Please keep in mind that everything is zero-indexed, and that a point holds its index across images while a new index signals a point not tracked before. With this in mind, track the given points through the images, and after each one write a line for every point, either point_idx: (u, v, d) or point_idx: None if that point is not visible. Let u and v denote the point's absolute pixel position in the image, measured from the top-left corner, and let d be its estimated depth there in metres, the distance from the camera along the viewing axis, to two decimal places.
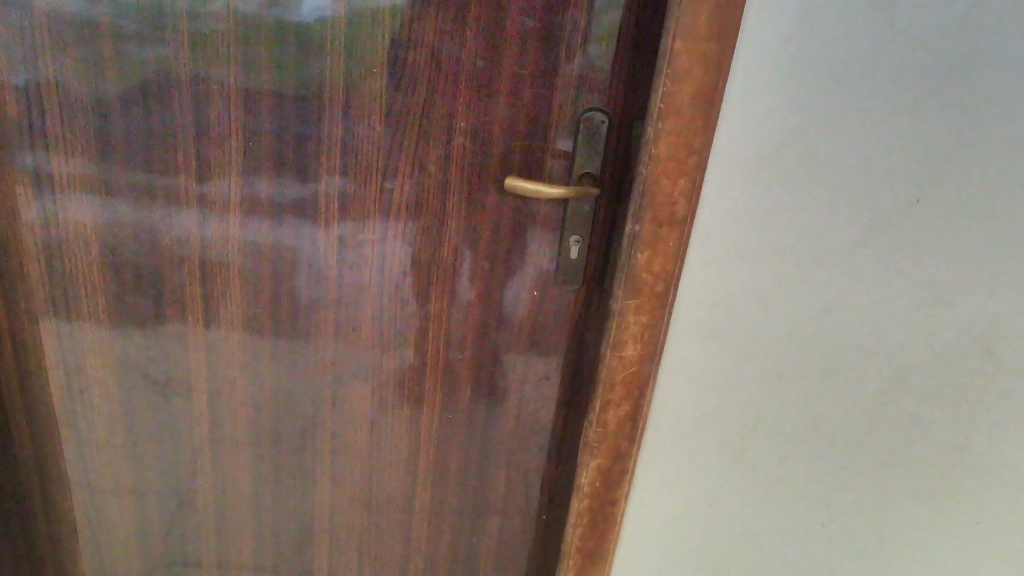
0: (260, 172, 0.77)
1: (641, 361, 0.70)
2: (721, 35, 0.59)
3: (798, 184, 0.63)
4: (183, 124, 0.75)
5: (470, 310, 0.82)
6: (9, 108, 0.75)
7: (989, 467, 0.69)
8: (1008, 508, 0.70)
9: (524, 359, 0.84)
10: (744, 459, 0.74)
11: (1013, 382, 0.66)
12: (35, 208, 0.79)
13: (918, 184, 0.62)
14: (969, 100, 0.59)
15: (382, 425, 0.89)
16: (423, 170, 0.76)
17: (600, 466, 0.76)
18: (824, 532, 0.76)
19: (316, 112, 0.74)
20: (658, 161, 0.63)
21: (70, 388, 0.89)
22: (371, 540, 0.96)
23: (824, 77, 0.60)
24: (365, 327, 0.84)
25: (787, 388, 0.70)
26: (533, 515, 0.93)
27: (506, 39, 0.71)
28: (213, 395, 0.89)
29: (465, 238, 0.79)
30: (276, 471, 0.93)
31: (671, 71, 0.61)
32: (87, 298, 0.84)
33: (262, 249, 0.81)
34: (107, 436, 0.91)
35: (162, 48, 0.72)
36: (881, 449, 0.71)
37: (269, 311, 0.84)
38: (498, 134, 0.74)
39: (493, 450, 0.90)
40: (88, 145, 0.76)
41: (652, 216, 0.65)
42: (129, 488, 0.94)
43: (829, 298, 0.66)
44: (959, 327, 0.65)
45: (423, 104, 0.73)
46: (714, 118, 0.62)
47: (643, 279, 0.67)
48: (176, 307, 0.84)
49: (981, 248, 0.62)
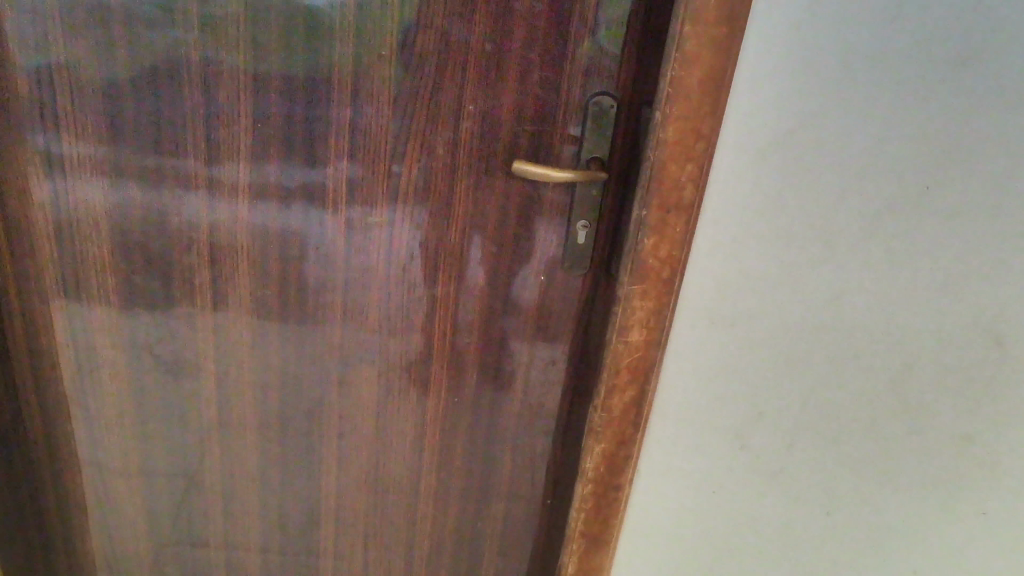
0: (270, 154, 0.77)
1: (648, 344, 0.70)
2: (731, 21, 0.58)
3: (807, 171, 0.63)
4: (194, 107, 0.75)
5: (478, 294, 0.82)
6: (22, 90, 0.75)
7: (986, 453, 0.70)
8: (1004, 492, 0.71)
9: (531, 343, 0.84)
10: (748, 445, 0.74)
11: (1009, 369, 0.67)
12: (46, 189, 0.80)
13: (923, 174, 0.62)
14: (977, 88, 0.59)
15: (388, 408, 0.89)
16: (432, 154, 0.76)
17: (605, 450, 0.75)
18: (826, 518, 0.76)
19: (326, 95, 0.74)
20: (667, 145, 0.62)
21: (80, 369, 0.89)
22: (375, 521, 0.97)
23: (834, 62, 0.60)
24: (373, 310, 0.84)
25: (793, 375, 0.70)
26: (538, 500, 0.94)
27: (515, 24, 0.71)
28: (221, 378, 0.89)
29: (474, 223, 0.79)
30: (284, 453, 0.94)
31: (680, 54, 0.60)
32: (98, 280, 0.84)
33: (270, 231, 0.81)
34: (117, 417, 0.92)
35: (174, 31, 0.73)
36: (886, 437, 0.72)
37: (277, 294, 0.84)
38: (507, 118, 0.74)
39: (498, 434, 0.90)
40: (99, 127, 0.77)
41: (659, 200, 0.64)
42: (138, 468, 0.95)
43: (837, 285, 0.66)
44: (964, 315, 0.66)
45: (433, 87, 0.73)
46: (722, 102, 0.61)
47: (650, 263, 0.66)
48: (186, 291, 0.84)
49: (986, 236, 0.63)
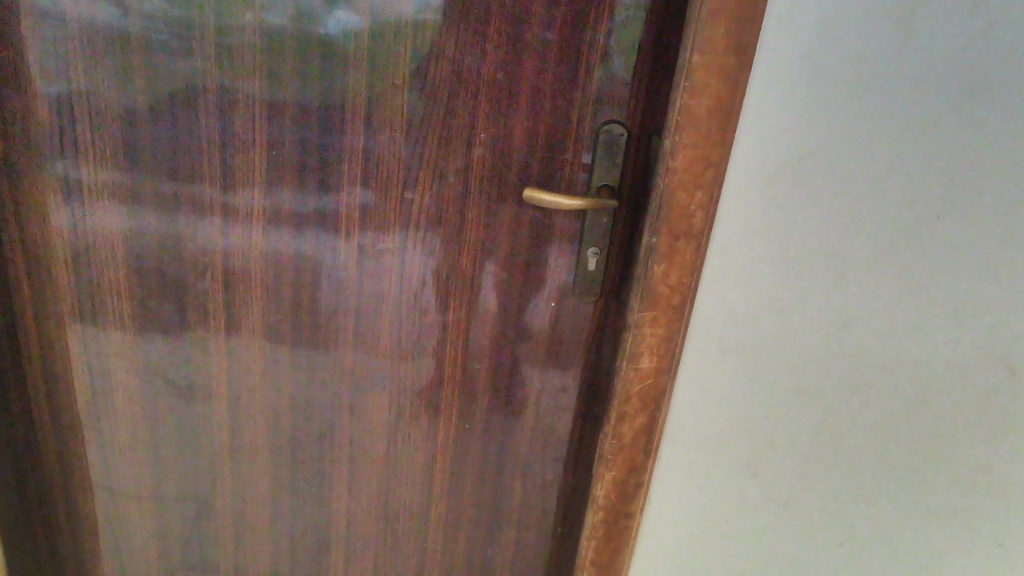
0: (283, 180, 0.78)
1: (659, 369, 0.70)
2: (737, 51, 0.59)
3: (818, 198, 0.63)
4: (210, 134, 0.76)
5: (489, 319, 0.82)
6: (42, 118, 0.77)
7: (1000, 485, 0.69)
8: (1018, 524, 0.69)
9: (542, 369, 0.84)
10: (760, 473, 0.73)
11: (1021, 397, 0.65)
12: (64, 215, 0.81)
13: (932, 202, 0.61)
14: (991, 114, 0.59)
15: (399, 433, 0.89)
16: (444, 181, 0.77)
17: (616, 473, 0.75)
18: (838, 549, 0.75)
19: (339, 122, 0.75)
20: (676, 173, 0.63)
21: (95, 393, 0.90)
22: (385, 548, 0.97)
23: (845, 88, 0.60)
24: (384, 336, 0.85)
25: (805, 404, 0.70)
26: (549, 527, 0.93)
27: (526, 52, 0.71)
28: (233, 402, 0.90)
29: (486, 249, 0.79)
30: (295, 478, 0.94)
31: (688, 84, 0.61)
32: (114, 304, 0.85)
33: (283, 257, 0.82)
34: (130, 439, 0.92)
35: (192, 60, 0.74)
36: (901, 466, 0.71)
37: (290, 319, 0.85)
38: (518, 145, 0.75)
39: (509, 460, 0.90)
40: (117, 154, 0.78)
41: (669, 227, 0.65)
42: (150, 491, 0.95)
43: (849, 312, 0.66)
44: (980, 344, 0.65)
45: (445, 115, 0.74)
46: (731, 131, 0.61)
47: (660, 288, 0.67)
48: (199, 315, 0.85)
49: (997, 262, 0.62)
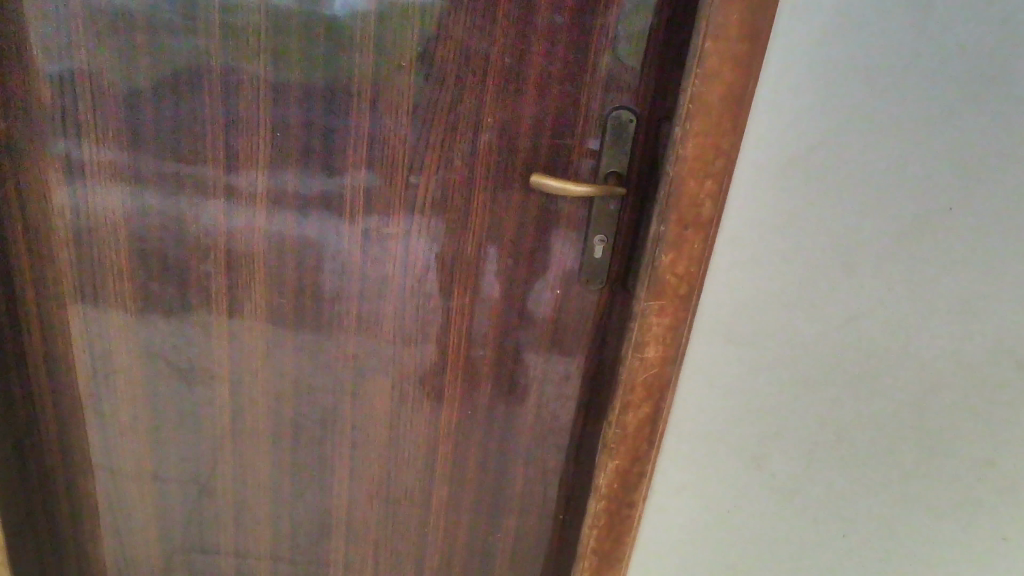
0: (288, 163, 0.77)
1: (665, 358, 0.69)
2: (752, 36, 0.58)
3: (829, 188, 0.62)
4: (214, 115, 0.76)
5: (494, 305, 0.82)
6: (44, 96, 0.76)
7: (998, 476, 0.69)
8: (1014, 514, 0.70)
9: (546, 356, 0.84)
10: (763, 464, 0.73)
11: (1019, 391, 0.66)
12: (66, 195, 0.80)
13: (941, 195, 0.61)
14: (1007, 103, 0.58)
15: (401, 418, 0.89)
16: (450, 165, 0.76)
17: (620, 462, 0.74)
18: (841, 540, 0.75)
19: (344, 104, 0.74)
20: (686, 161, 0.62)
21: (96, 374, 0.90)
22: (387, 533, 0.97)
23: (860, 76, 0.58)
24: (387, 321, 0.84)
25: (811, 395, 0.69)
26: (550, 515, 0.93)
27: (536, 36, 0.70)
28: (235, 385, 0.89)
29: (491, 235, 0.78)
30: (296, 463, 0.93)
31: (701, 69, 0.59)
32: (116, 286, 0.84)
33: (286, 240, 0.81)
34: (132, 421, 0.92)
35: (196, 40, 0.73)
36: (906, 458, 0.70)
37: (293, 303, 0.84)
38: (525, 131, 0.74)
39: (511, 447, 0.89)
40: (121, 134, 0.77)
41: (678, 216, 0.63)
42: (151, 473, 0.95)
43: (856, 305, 0.65)
44: (987, 337, 0.64)
45: (452, 99, 0.73)
46: (743, 119, 0.60)
47: (667, 278, 0.66)
48: (201, 298, 0.85)
49: (1003, 256, 0.62)
